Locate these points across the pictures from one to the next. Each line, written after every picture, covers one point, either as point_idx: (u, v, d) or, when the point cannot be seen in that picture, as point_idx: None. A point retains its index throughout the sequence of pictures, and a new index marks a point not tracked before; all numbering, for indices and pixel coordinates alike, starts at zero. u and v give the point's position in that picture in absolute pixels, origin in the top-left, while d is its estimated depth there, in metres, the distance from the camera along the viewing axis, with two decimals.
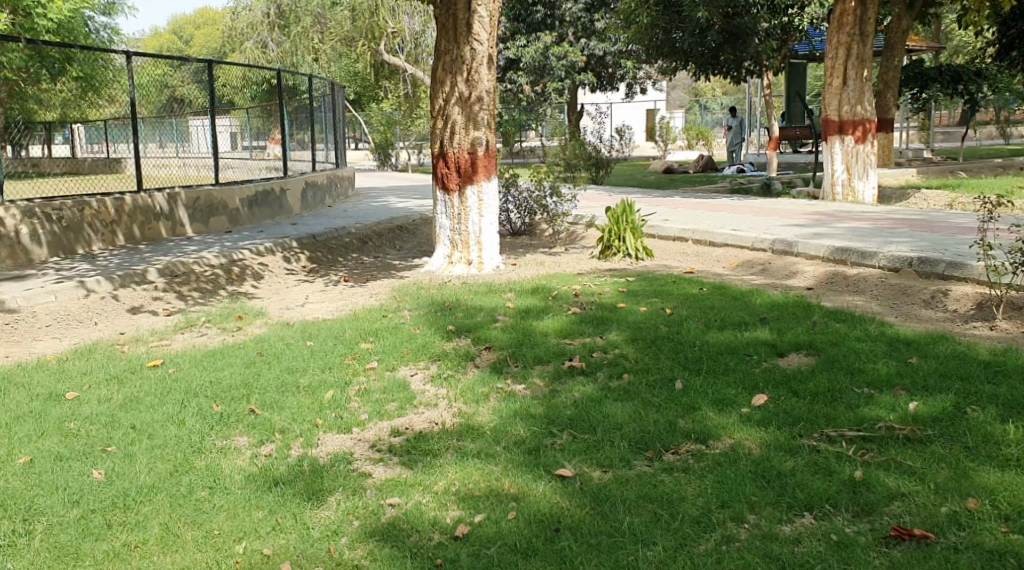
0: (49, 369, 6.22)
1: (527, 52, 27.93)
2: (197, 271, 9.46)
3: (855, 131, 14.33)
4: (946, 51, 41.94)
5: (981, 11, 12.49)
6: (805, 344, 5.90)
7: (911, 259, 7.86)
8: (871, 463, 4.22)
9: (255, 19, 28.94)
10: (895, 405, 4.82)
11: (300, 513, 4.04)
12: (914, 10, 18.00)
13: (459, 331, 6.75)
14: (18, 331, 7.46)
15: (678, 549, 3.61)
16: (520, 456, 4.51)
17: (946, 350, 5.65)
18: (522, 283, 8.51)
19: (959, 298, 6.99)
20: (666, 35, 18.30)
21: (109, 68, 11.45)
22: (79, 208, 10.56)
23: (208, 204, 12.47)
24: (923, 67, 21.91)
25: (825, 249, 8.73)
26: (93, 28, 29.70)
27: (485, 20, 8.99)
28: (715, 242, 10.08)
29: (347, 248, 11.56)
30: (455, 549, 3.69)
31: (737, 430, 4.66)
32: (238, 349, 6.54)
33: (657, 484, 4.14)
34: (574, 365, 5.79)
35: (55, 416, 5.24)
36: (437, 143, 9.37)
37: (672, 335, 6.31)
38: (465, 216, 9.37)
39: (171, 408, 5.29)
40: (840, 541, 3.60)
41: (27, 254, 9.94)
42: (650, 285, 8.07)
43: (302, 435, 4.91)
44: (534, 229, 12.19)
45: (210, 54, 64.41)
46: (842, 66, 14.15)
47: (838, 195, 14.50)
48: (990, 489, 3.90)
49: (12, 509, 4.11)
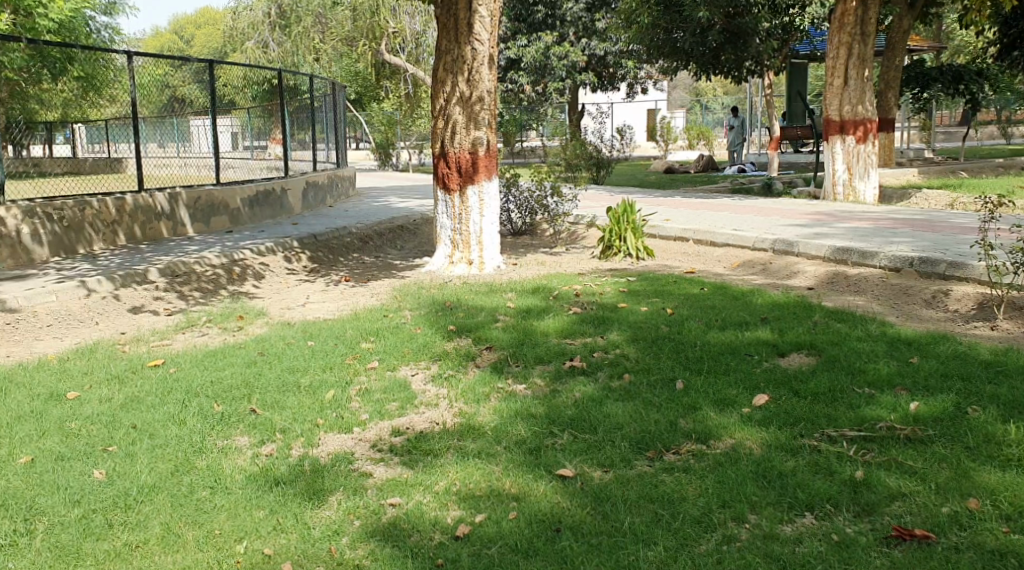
0: (50, 368, 6.23)
1: (527, 52, 27.92)
2: (198, 271, 9.46)
3: (856, 131, 14.32)
4: (947, 51, 41.91)
5: (983, 11, 12.48)
6: (806, 344, 5.90)
7: (912, 259, 7.86)
8: (872, 463, 4.22)
9: (256, 18, 28.95)
10: (896, 405, 4.82)
11: (301, 514, 4.04)
12: (916, 9, 17.98)
13: (459, 331, 6.75)
14: (19, 331, 7.46)
15: (679, 549, 3.61)
16: (520, 456, 4.51)
17: (947, 350, 5.65)
18: (523, 283, 8.51)
19: (960, 298, 6.99)
20: (667, 35, 18.36)
21: (111, 68, 11.45)
22: (80, 208, 10.56)
23: (209, 204, 12.48)
24: (924, 67, 21.90)
25: (826, 249, 8.73)
26: (93, 28, 29.68)
27: (486, 20, 8.99)
28: (715, 242, 10.07)
29: (348, 248, 11.57)
30: (456, 549, 3.69)
31: (738, 430, 4.66)
32: (239, 349, 6.54)
33: (658, 484, 4.14)
34: (575, 365, 5.79)
35: (56, 415, 5.24)
36: (438, 143, 9.37)
37: (673, 335, 6.31)
38: (466, 216, 9.37)
39: (172, 408, 5.29)
40: (841, 541, 3.60)
41: (28, 254, 9.94)
42: (650, 285, 8.07)
43: (303, 435, 4.91)
44: (535, 229, 12.19)
45: (211, 54, 64.44)
46: (843, 66, 14.15)
47: (839, 195, 14.49)
48: (991, 490, 3.90)
49: (13, 509, 4.11)
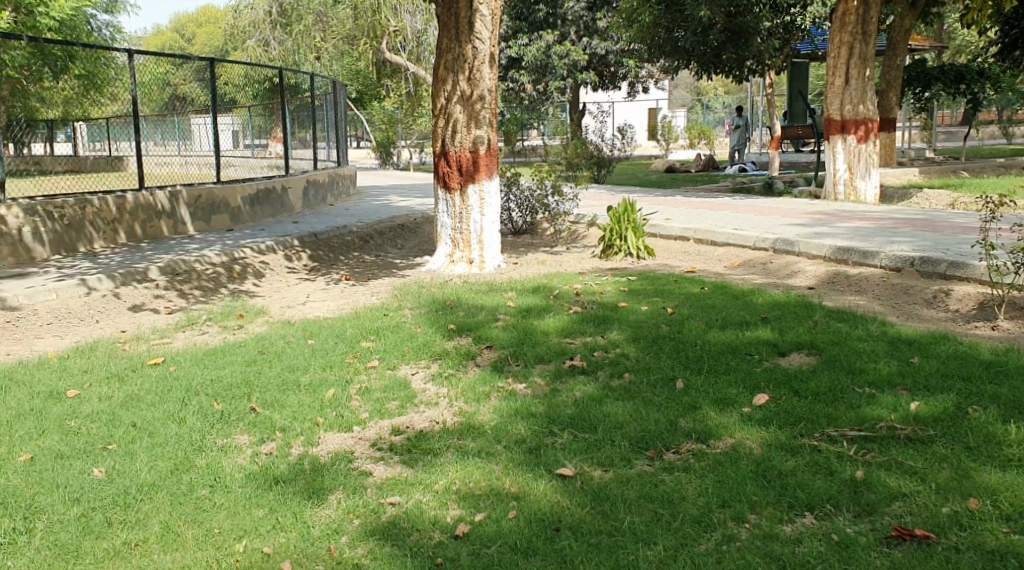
0: (50, 367, 6.21)
1: (529, 51, 27.95)
2: (199, 270, 9.47)
3: (857, 130, 14.31)
4: (948, 51, 41.90)
5: (984, 11, 12.47)
6: (806, 344, 5.89)
7: (913, 258, 7.85)
8: (872, 463, 4.22)
9: (256, 17, 29.24)
10: (897, 405, 4.81)
11: (301, 512, 4.03)
12: (918, 8, 17.95)
13: (459, 330, 6.74)
14: (20, 329, 7.45)
15: (679, 549, 3.60)
16: (521, 456, 4.50)
17: (948, 350, 5.64)
18: (523, 282, 8.48)
19: (961, 298, 6.97)
20: (668, 34, 18.42)
21: (111, 66, 11.41)
22: (81, 206, 10.56)
23: (210, 203, 12.48)
24: (926, 66, 21.88)
25: (826, 248, 8.72)
26: (95, 27, 29.69)
27: (488, 18, 8.97)
28: (716, 242, 10.06)
29: (349, 247, 11.56)
30: (456, 548, 3.69)
31: (738, 430, 4.65)
32: (239, 348, 6.54)
33: (658, 483, 4.14)
34: (574, 365, 5.78)
35: (56, 414, 5.24)
36: (438, 141, 9.37)
37: (673, 335, 6.29)
38: (466, 215, 9.36)
39: (173, 407, 5.29)
40: (841, 541, 3.59)
41: (29, 252, 9.94)
42: (650, 284, 8.05)
43: (302, 434, 4.90)
44: (536, 229, 12.16)
45: (212, 53, 64.56)
46: (844, 65, 14.14)
47: (840, 194, 14.49)
48: (992, 490, 3.89)
49: (11, 508, 4.10)
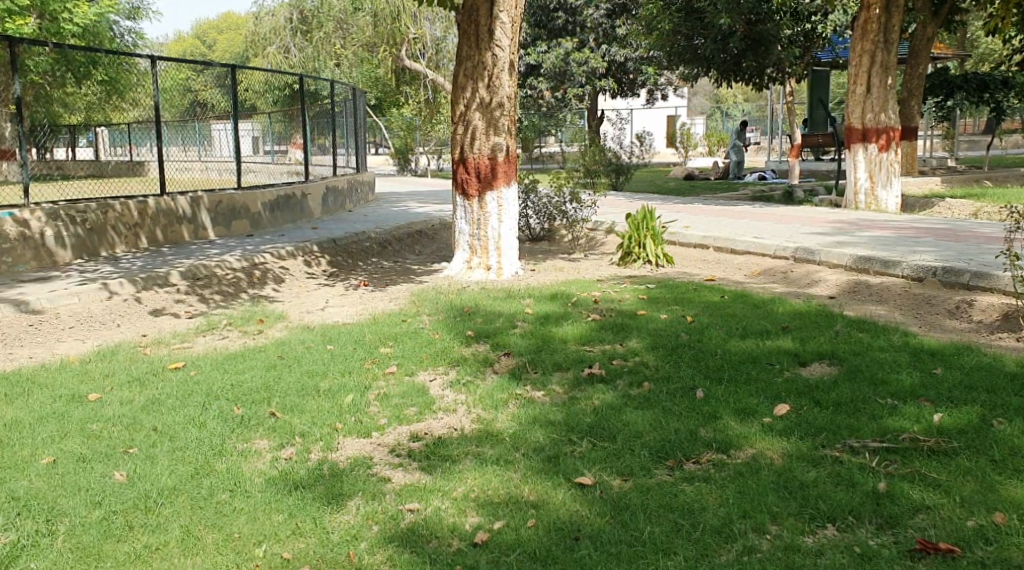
0: (73, 370, 6.27)
1: (547, 58, 28.09)
2: (220, 274, 9.55)
3: (878, 139, 14.22)
4: (973, 57, 41.56)
5: (1009, 18, 12.35)
6: (828, 353, 5.85)
7: (936, 268, 7.78)
8: (896, 475, 4.18)
9: (278, 23, 29.08)
10: (920, 416, 4.77)
11: (320, 517, 4.04)
12: (940, 17, 17.88)
13: (478, 336, 6.76)
14: (43, 331, 7.54)
15: (701, 560, 3.58)
16: (539, 463, 4.50)
17: (971, 361, 5.57)
18: (541, 289, 8.48)
19: (985, 308, 6.88)
20: (688, 41, 18.35)
21: (133, 72, 11.57)
22: (103, 211, 10.64)
23: (230, 208, 12.55)
24: (948, 74, 21.74)
25: (847, 257, 8.67)
26: (118, 32, 30.06)
27: (508, 25, 8.90)
28: (735, 250, 10.04)
29: (369, 253, 11.63)
30: (474, 556, 3.68)
31: (760, 440, 4.62)
32: (259, 352, 6.58)
33: (679, 493, 4.12)
34: (594, 373, 5.76)
35: (78, 417, 5.28)
36: (457, 148, 9.39)
37: (694, 343, 6.27)
38: (485, 221, 9.39)
39: (193, 410, 5.33)
40: (863, 553, 3.56)
41: (52, 255, 10.02)
42: (671, 292, 8.02)
43: (322, 439, 4.92)
44: (554, 235, 12.11)
45: (235, 57, 65.47)
46: (866, 73, 14.03)
47: (861, 204, 14.41)
48: (1018, 504, 3.84)
49: (34, 509, 4.13)
